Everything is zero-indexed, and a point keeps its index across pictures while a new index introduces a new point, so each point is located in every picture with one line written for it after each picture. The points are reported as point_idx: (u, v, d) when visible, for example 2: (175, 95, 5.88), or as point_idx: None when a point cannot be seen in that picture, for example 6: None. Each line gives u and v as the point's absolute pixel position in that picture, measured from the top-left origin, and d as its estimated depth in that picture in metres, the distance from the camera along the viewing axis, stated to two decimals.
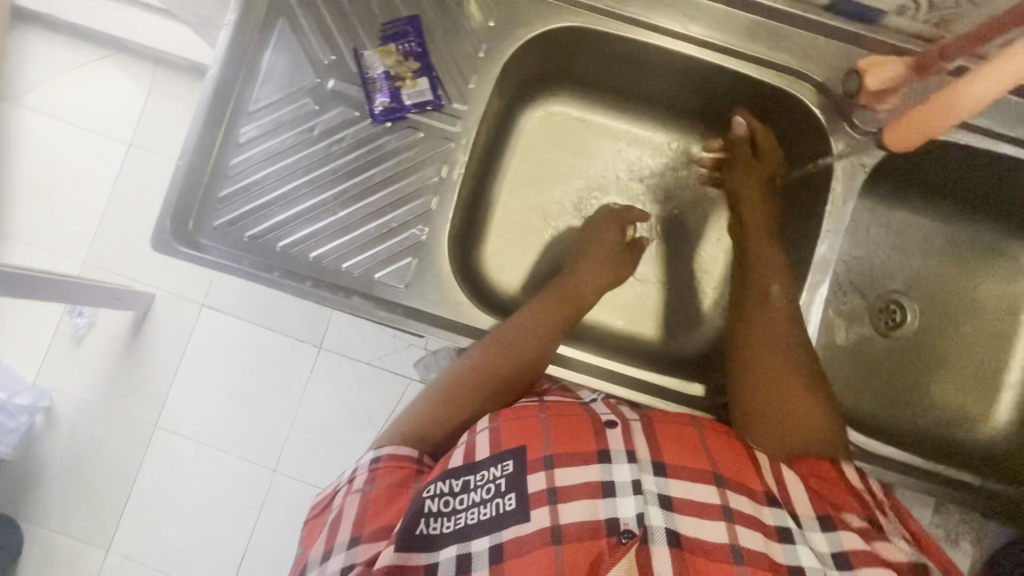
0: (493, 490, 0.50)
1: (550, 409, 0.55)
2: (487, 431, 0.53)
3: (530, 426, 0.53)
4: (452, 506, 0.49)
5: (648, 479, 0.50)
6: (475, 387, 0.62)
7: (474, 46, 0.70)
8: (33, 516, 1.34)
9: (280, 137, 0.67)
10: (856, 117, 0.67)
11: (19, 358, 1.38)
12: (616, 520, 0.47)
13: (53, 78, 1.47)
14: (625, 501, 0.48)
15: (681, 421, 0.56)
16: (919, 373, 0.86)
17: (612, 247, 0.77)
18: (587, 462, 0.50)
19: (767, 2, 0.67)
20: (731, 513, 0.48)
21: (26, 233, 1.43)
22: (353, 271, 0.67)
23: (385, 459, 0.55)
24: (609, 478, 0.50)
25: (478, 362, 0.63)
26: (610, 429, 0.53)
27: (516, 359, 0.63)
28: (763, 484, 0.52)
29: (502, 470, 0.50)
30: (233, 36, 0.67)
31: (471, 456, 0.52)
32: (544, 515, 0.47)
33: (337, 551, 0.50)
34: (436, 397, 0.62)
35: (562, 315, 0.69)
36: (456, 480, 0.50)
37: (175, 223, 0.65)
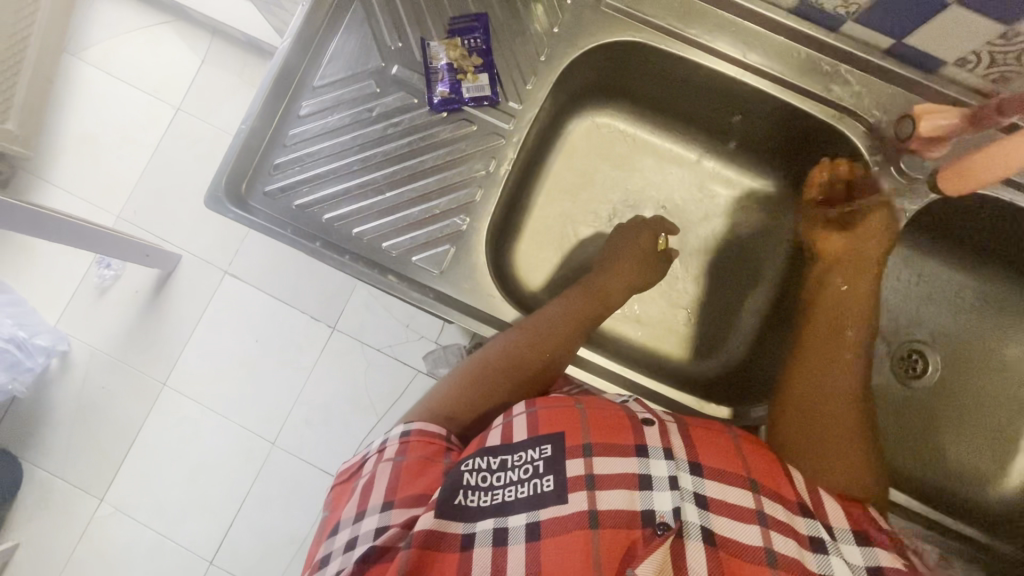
0: (531, 471, 0.51)
1: (587, 403, 0.56)
2: (524, 415, 0.55)
3: (566, 414, 0.54)
4: (488, 482, 0.51)
5: (684, 477, 0.51)
6: (497, 377, 0.63)
7: (537, 49, 0.72)
8: (35, 456, 1.37)
9: (338, 115, 0.69)
10: (903, 161, 0.68)
11: (45, 301, 1.42)
12: (653, 512, 0.49)
13: (114, 37, 1.52)
14: (661, 494, 0.49)
15: (715, 427, 0.57)
16: (927, 427, 0.85)
17: (646, 259, 0.77)
18: (624, 454, 0.51)
19: (828, 39, 0.68)
20: (765, 517, 0.49)
21: (69, 181, 1.47)
22: (391, 251, 0.68)
23: (415, 433, 0.57)
24: (647, 472, 0.51)
25: (502, 353, 0.64)
26: (646, 426, 0.55)
27: (537, 355, 0.65)
28: (797, 493, 0.52)
29: (541, 454, 0.52)
30: (306, 13, 0.70)
31: (509, 437, 0.54)
32: (582, 499, 0.48)
33: (371, 514, 0.52)
34: (458, 383, 0.63)
35: (588, 317, 0.71)
36: (494, 458, 0.52)
37: (229, 184, 0.67)
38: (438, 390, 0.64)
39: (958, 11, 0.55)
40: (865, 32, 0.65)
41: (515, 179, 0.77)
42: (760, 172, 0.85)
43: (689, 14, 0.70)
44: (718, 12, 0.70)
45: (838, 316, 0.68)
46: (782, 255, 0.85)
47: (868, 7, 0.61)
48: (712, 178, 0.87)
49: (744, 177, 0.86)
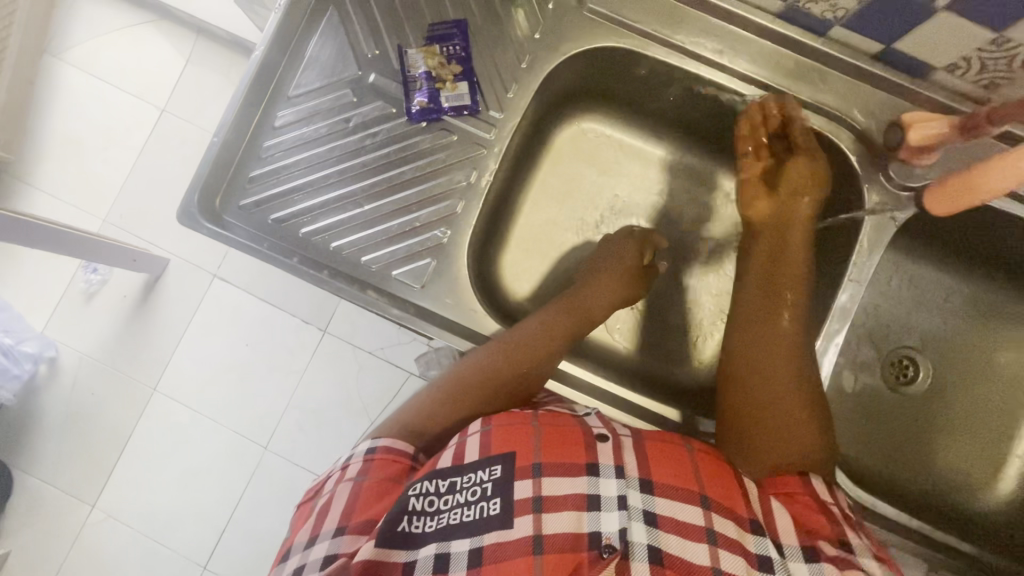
0: (479, 493, 0.50)
1: (544, 418, 0.55)
2: (478, 434, 0.54)
3: (520, 432, 0.53)
4: (435, 506, 0.50)
5: (634, 495, 0.50)
6: (472, 392, 0.62)
7: (518, 55, 0.70)
8: (25, 463, 1.35)
9: (314, 125, 0.68)
10: (892, 168, 0.66)
11: (31, 307, 1.40)
12: (599, 534, 0.48)
13: (97, 37, 1.49)
14: (609, 515, 0.49)
15: (672, 441, 0.56)
16: (915, 434, 0.84)
17: (629, 272, 0.75)
18: (573, 473, 0.50)
19: (816, 44, 0.66)
20: (714, 535, 0.48)
21: (52, 184, 1.45)
22: (371, 265, 0.67)
23: (380, 451, 0.56)
24: (595, 491, 0.50)
25: (479, 368, 0.63)
26: (600, 443, 0.54)
27: (513, 370, 0.63)
28: (749, 508, 0.51)
29: (490, 475, 0.51)
30: (280, 20, 0.67)
31: (460, 458, 0.52)
32: (527, 523, 0.48)
33: (323, 539, 0.51)
34: (433, 398, 0.62)
35: (570, 327, 0.69)
36: (443, 481, 0.51)
37: (203, 198, 0.65)
38: (412, 405, 0.62)
39: (947, 16, 0.54)
40: (853, 37, 0.64)
41: (497, 190, 0.75)
42: None
43: (673, 18, 0.69)
44: (703, 17, 0.68)
45: (771, 310, 0.65)
46: None
47: (854, 12, 0.59)
48: (701, 183, 0.85)
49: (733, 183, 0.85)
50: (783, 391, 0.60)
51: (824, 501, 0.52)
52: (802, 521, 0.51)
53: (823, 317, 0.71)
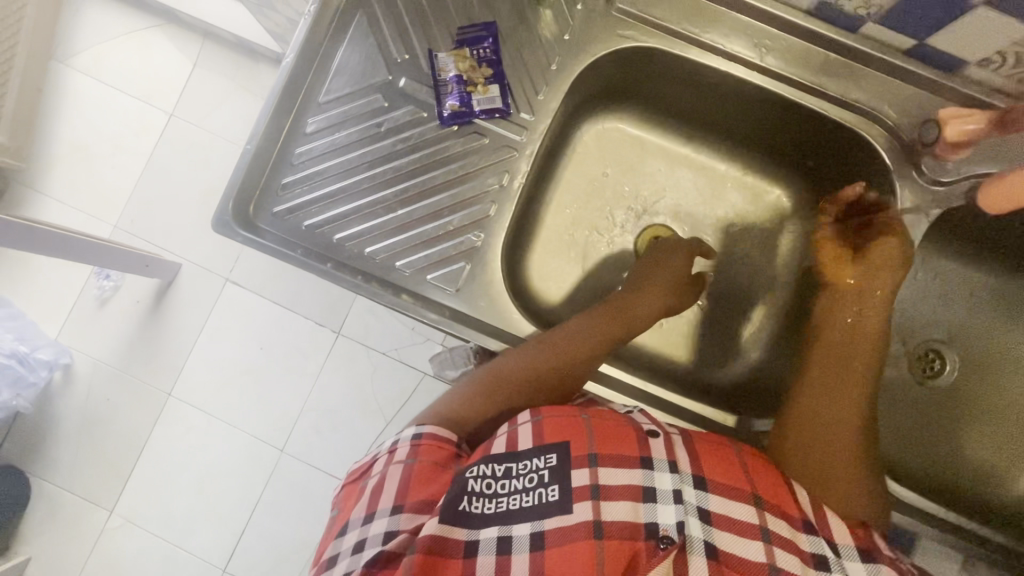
0: (536, 480, 0.50)
1: (593, 413, 0.56)
2: (529, 424, 0.54)
3: (572, 424, 0.54)
4: (493, 488, 0.50)
5: (688, 491, 0.50)
6: (514, 386, 0.62)
7: (548, 57, 0.70)
8: (43, 470, 1.36)
9: (345, 131, 0.68)
10: (924, 163, 0.67)
11: (45, 314, 1.40)
12: (656, 525, 0.48)
13: (102, 43, 1.49)
14: (666, 507, 0.49)
15: (722, 441, 0.56)
16: (943, 427, 0.85)
17: (676, 280, 0.75)
18: (628, 464, 0.51)
19: (847, 41, 0.66)
20: (768, 533, 0.48)
21: (63, 192, 1.45)
22: (405, 270, 0.67)
23: (427, 436, 0.56)
24: (651, 484, 0.50)
25: (523, 363, 0.63)
26: (652, 438, 0.54)
27: (556, 367, 0.63)
28: (800, 509, 0.51)
29: (546, 463, 0.51)
30: (309, 27, 0.67)
31: (515, 446, 0.53)
32: (586, 509, 0.48)
33: (380, 517, 0.51)
34: (476, 389, 0.63)
35: (611, 332, 0.69)
36: (499, 465, 0.51)
37: (237, 206, 0.65)
38: (456, 395, 0.63)
39: (985, 12, 0.54)
40: (886, 32, 0.64)
41: (527, 191, 0.75)
42: (775, 176, 0.84)
43: (702, 17, 0.68)
44: (733, 15, 0.68)
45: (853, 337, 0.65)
46: (799, 257, 0.84)
47: (890, 8, 0.60)
48: (725, 181, 0.85)
49: (759, 180, 0.85)
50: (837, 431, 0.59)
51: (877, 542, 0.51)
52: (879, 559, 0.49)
53: None
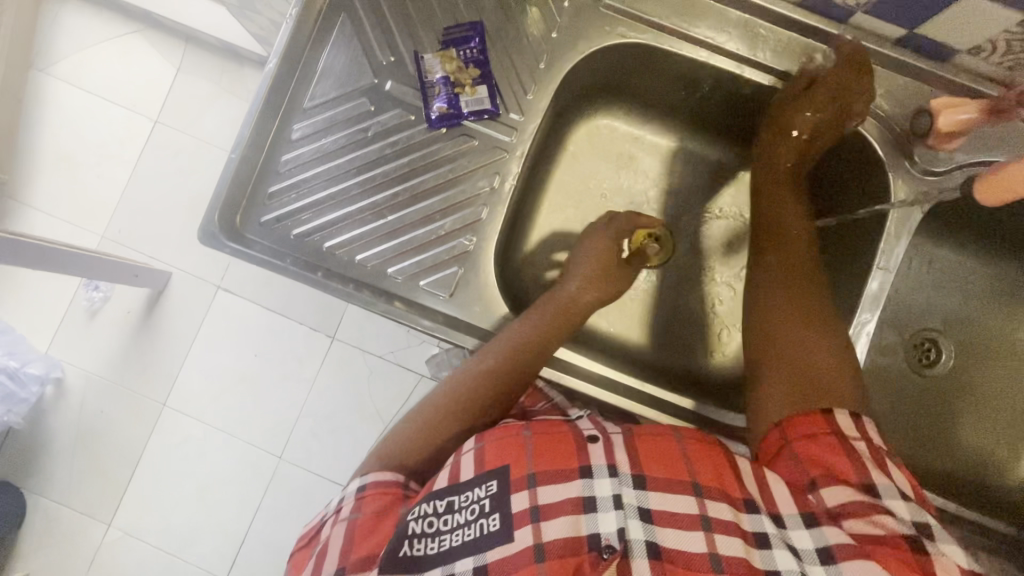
0: (477, 511, 0.50)
1: (535, 428, 0.54)
2: (472, 452, 0.54)
3: (512, 443, 0.53)
4: (435, 526, 0.50)
5: (628, 493, 0.49)
6: (453, 412, 0.61)
7: (536, 56, 0.69)
8: (38, 486, 1.34)
9: (332, 137, 0.66)
10: (917, 153, 0.66)
11: (34, 328, 1.38)
12: (598, 535, 0.48)
13: (83, 49, 1.46)
14: (606, 515, 0.48)
15: (663, 432, 0.54)
16: (937, 416, 0.85)
17: (608, 264, 0.73)
18: (567, 479, 0.50)
19: (837, 32, 0.65)
20: (709, 522, 0.48)
21: (47, 203, 1.42)
22: (397, 276, 0.66)
23: (370, 486, 0.56)
24: (590, 493, 0.49)
25: (458, 388, 0.62)
26: (591, 444, 0.53)
27: (491, 387, 0.62)
28: (744, 490, 0.51)
29: (487, 491, 0.51)
30: (292, 30, 0.66)
31: (455, 477, 0.52)
32: (527, 533, 0.47)
33: None
34: (417, 420, 0.62)
35: (544, 344, 0.64)
36: (440, 501, 0.51)
37: (223, 217, 0.64)
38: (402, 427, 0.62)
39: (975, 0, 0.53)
40: (875, 23, 0.63)
41: (519, 192, 0.74)
42: None
43: (690, 11, 0.68)
44: (721, 8, 0.67)
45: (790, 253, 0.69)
46: None
47: None
48: (719, 175, 0.85)
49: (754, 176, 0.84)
50: (825, 377, 0.58)
51: (849, 441, 0.53)
52: (828, 466, 0.52)
53: (853, 305, 0.71)
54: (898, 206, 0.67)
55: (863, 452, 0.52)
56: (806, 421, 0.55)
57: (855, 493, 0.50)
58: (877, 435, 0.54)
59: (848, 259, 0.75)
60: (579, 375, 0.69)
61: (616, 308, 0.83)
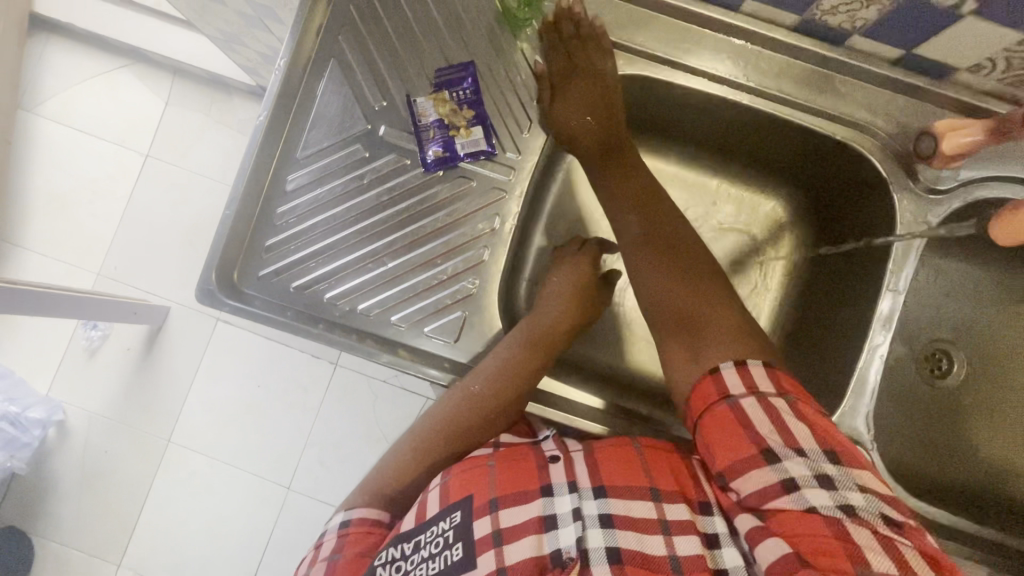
0: (442, 543, 0.47)
1: (500, 454, 0.53)
2: (437, 487, 0.52)
3: (475, 471, 0.51)
4: (402, 570, 0.46)
5: (588, 504, 0.47)
6: (433, 449, 0.57)
7: (529, 93, 0.68)
8: (44, 530, 1.32)
9: (328, 186, 0.65)
10: (921, 171, 0.66)
11: (33, 370, 1.36)
12: (560, 551, 0.45)
13: (70, 87, 1.45)
14: (565, 528, 0.46)
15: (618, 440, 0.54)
16: (955, 425, 0.82)
17: (584, 286, 0.70)
18: (528, 499, 0.49)
19: (832, 55, 0.65)
20: (667, 525, 0.47)
21: (40, 243, 1.41)
22: (400, 324, 0.65)
23: (354, 523, 0.52)
24: (551, 511, 0.48)
25: (439, 421, 0.59)
26: (553, 463, 0.52)
27: (471, 420, 0.58)
28: (702, 493, 0.51)
29: (451, 522, 0.48)
30: (282, 78, 0.64)
31: (422, 515, 0.50)
32: (489, 560, 0.45)
33: None
34: (400, 452, 0.58)
35: (531, 370, 0.61)
36: (407, 543, 0.48)
37: (221, 273, 0.63)
38: (382, 464, 0.58)
39: (973, 21, 0.53)
40: (872, 44, 0.62)
41: (521, 229, 0.73)
42: (767, 186, 0.82)
43: (682, 41, 0.67)
44: (715, 35, 0.67)
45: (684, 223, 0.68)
46: (801, 273, 0.82)
47: (875, 22, 0.58)
48: (719, 197, 0.84)
49: (750, 193, 0.83)
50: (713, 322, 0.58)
51: (735, 403, 0.50)
52: (726, 442, 0.49)
53: (862, 323, 0.69)
54: (899, 238, 0.66)
55: (752, 411, 0.49)
56: (697, 396, 0.53)
57: (754, 466, 0.47)
58: (765, 380, 0.51)
59: (849, 280, 0.74)
60: (590, 414, 0.67)
61: (621, 335, 0.82)
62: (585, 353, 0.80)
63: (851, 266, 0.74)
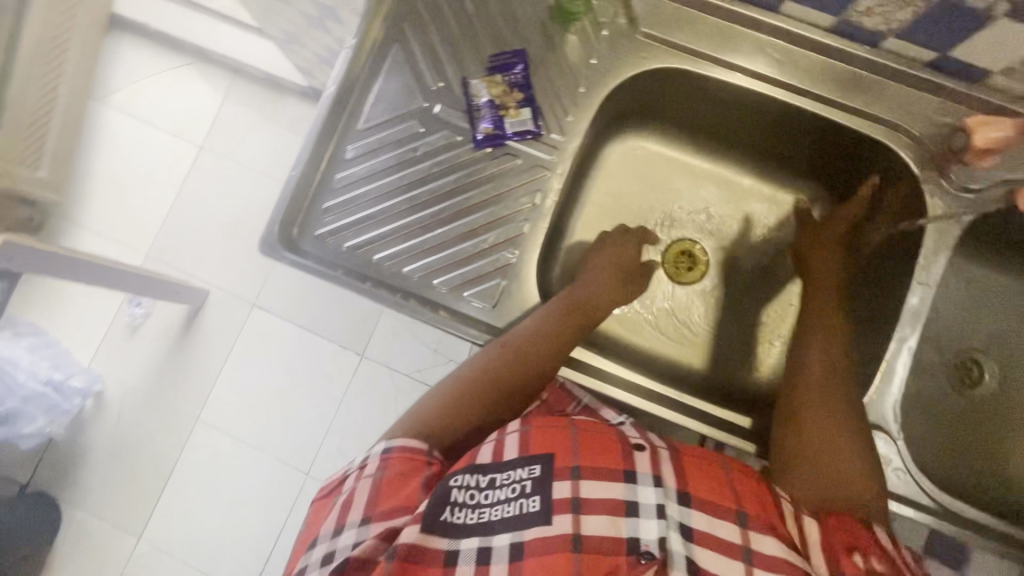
0: (518, 491, 0.52)
1: (581, 425, 0.57)
2: (516, 433, 0.55)
3: (559, 436, 0.55)
4: (475, 499, 0.51)
5: (671, 506, 0.53)
6: (474, 394, 0.61)
7: (576, 81, 0.72)
8: (72, 498, 1.37)
9: (384, 156, 0.70)
10: (952, 172, 0.67)
11: (78, 343, 1.44)
12: (638, 540, 0.50)
13: (137, 81, 1.56)
14: (648, 522, 0.51)
15: (706, 455, 0.58)
16: (984, 439, 0.81)
17: (621, 268, 0.77)
18: (612, 479, 0.53)
19: (866, 57, 0.68)
20: (750, 553, 0.51)
21: (97, 224, 1.50)
22: (442, 287, 0.69)
23: (397, 449, 0.55)
24: (634, 498, 0.52)
25: (481, 368, 0.62)
26: (637, 452, 0.56)
27: (512, 371, 0.62)
28: (784, 525, 0.54)
29: (529, 474, 0.53)
30: (350, 56, 0.70)
31: (500, 455, 0.54)
32: (566, 522, 0.49)
33: (349, 528, 0.51)
34: (442, 396, 0.61)
35: (568, 332, 0.66)
36: (483, 476, 0.52)
37: (282, 229, 0.68)
38: (423, 406, 0.61)
39: (1005, 24, 0.56)
40: (906, 46, 0.66)
41: (558, 210, 0.78)
42: (796, 186, 0.85)
43: (722, 38, 0.71)
44: (755, 34, 0.71)
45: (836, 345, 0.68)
46: None
47: (909, 24, 0.62)
48: (749, 195, 0.87)
49: (784, 194, 0.86)
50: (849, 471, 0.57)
51: (882, 541, 0.52)
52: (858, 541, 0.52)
53: (890, 321, 0.71)
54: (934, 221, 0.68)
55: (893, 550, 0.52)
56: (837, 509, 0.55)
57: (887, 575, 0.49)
58: (908, 552, 0.54)
59: (885, 278, 0.75)
60: (617, 386, 0.70)
61: (647, 324, 0.85)
62: (612, 337, 0.84)
63: (887, 264, 0.75)
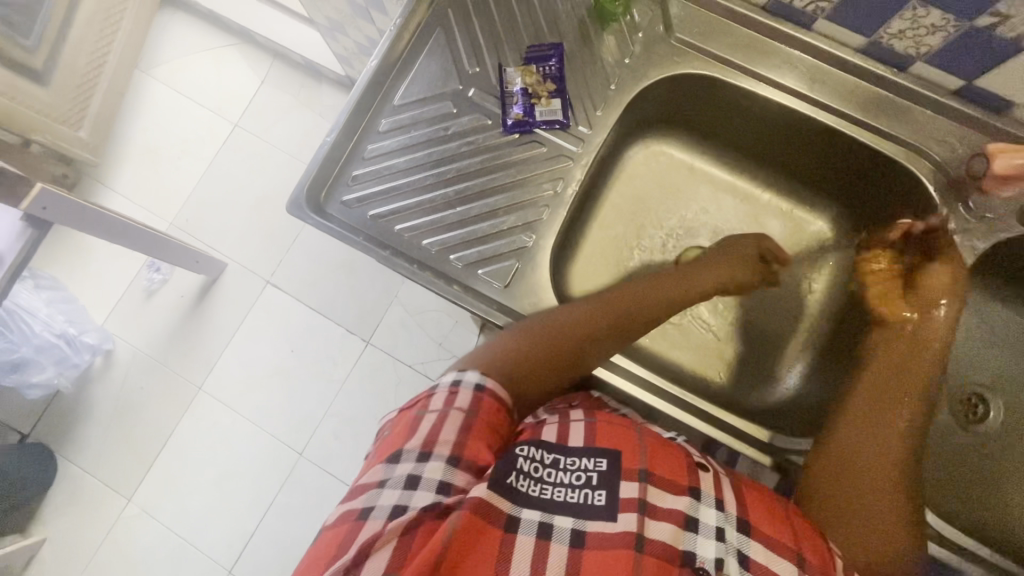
0: (583, 480, 0.49)
1: (649, 432, 0.54)
2: (582, 423, 0.54)
3: (626, 434, 0.52)
4: (540, 473, 0.49)
5: (733, 533, 0.47)
6: (563, 342, 0.63)
7: (607, 78, 0.75)
8: (69, 452, 1.39)
9: (416, 131, 0.73)
10: (971, 199, 0.68)
11: (95, 301, 1.47)
12: (694, 558, 0.46)
13: (182, 56, 1.62)
14: (706, 542, 0.46)
15: (773, 492, 0.54)
16: (988, 481, 0.79)
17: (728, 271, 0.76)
18: (678, 491, 0.49)
19: (894, 79, 0.70)
20: None
21: (128, 187, 1.54)
22: (458, 262, 0.70)
23: (489, 392, 0.57)
24: (696, 515, 0.48)
25: (573, 318, 0.64)
26: (703, 471, 0.52)
27: (602, 326, 0.64)
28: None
29: (595, 466, 0.50)
30: (394, 35, 0.73)
31: (564, 439, 0.52)
32: (631, 520, 0.46)
33: (436, 459, 0.50)
34: (532, 338, 0.62)
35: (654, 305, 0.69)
36: (550, 454, 0.50)
37: (310, 192, 0.70)
38: (509, 343, 0.62)
39: None
40: (934, 71, 0.67)
41: (577, 204, 0.79)
42: (815, 204, 0.86)
43: (755, 50, 0.73)
44: (787, 49, 0.73)
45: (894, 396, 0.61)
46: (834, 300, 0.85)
47: (938, 49, 0.63)
48: (767, 210, 0.88)
49: (802, 212, 0.87)
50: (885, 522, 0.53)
51: None
52: None
53: None
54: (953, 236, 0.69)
55: None
56: None
57: None
58: None
59: None
60: (620, 378, 0.71)
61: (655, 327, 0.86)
62: None
63: None
